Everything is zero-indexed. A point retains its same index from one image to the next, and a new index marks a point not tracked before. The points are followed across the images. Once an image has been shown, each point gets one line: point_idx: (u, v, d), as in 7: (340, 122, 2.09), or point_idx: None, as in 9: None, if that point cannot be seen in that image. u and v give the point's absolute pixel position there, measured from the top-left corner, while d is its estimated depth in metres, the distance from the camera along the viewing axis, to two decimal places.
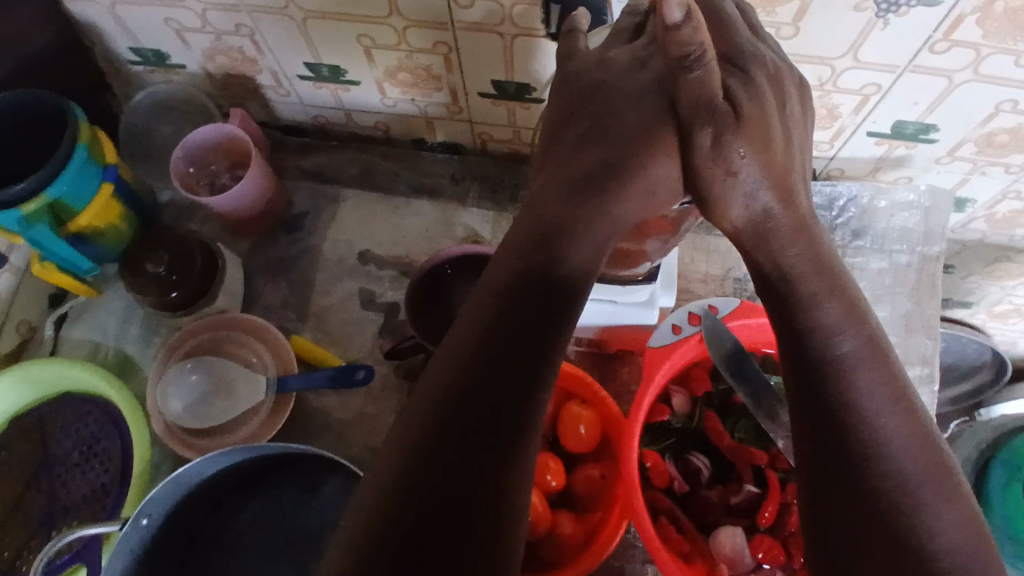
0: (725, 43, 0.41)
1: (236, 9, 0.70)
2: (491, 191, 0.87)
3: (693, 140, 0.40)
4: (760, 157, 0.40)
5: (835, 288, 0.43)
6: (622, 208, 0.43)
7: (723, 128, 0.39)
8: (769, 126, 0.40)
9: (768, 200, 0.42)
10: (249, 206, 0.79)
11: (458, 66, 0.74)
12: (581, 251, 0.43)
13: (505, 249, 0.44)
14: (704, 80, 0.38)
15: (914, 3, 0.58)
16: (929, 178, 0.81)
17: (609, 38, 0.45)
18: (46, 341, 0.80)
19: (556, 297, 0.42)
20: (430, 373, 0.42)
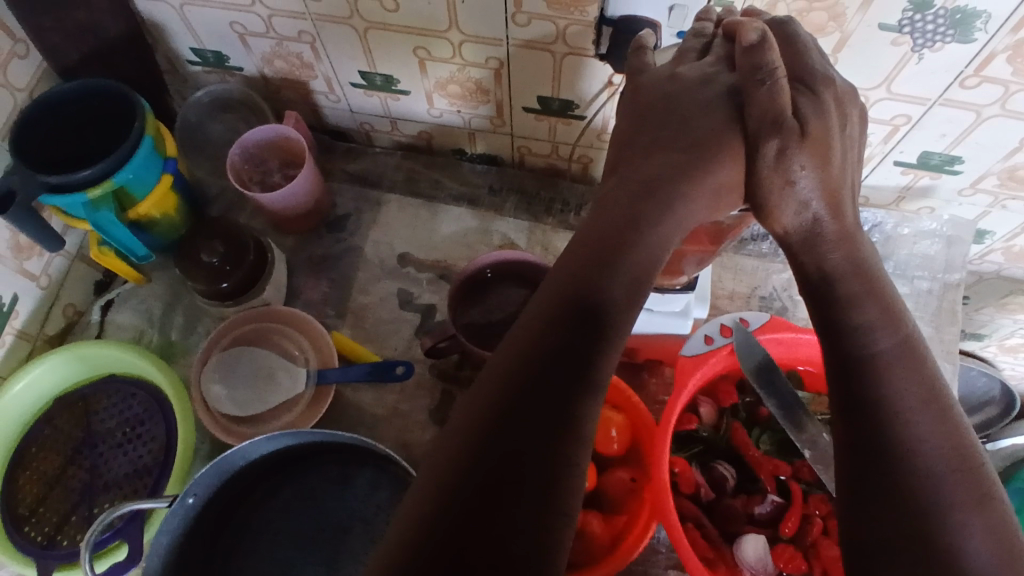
0: (793, 67, 0.45)
1: (302, 15, 0.74)
2: (528, 202, 0.90)
3: (759, 148, 0.44)
4: (817, 169, 0.44)
5: (874, 291, 0.46)
6: (680, 210, 0.46)
7: (787, 143, 0.43)
8: (830, 144, 0.44)
9: (818, 208, 0.45)
10: (298, 204, 0.82)
11: (507, 80, 0.78)
12: (631, 264, 0.45)
13: (560, 263, 0.47)
14: (771, 97, 0.43)
15: (948, 40, 0.62)
16: (951, 210, 0.84)
17: (677, 56, 0.49)
18: (93, 324, 0.83)
19: (601, 317, 0.44)
20: (498, 357, 0.45)
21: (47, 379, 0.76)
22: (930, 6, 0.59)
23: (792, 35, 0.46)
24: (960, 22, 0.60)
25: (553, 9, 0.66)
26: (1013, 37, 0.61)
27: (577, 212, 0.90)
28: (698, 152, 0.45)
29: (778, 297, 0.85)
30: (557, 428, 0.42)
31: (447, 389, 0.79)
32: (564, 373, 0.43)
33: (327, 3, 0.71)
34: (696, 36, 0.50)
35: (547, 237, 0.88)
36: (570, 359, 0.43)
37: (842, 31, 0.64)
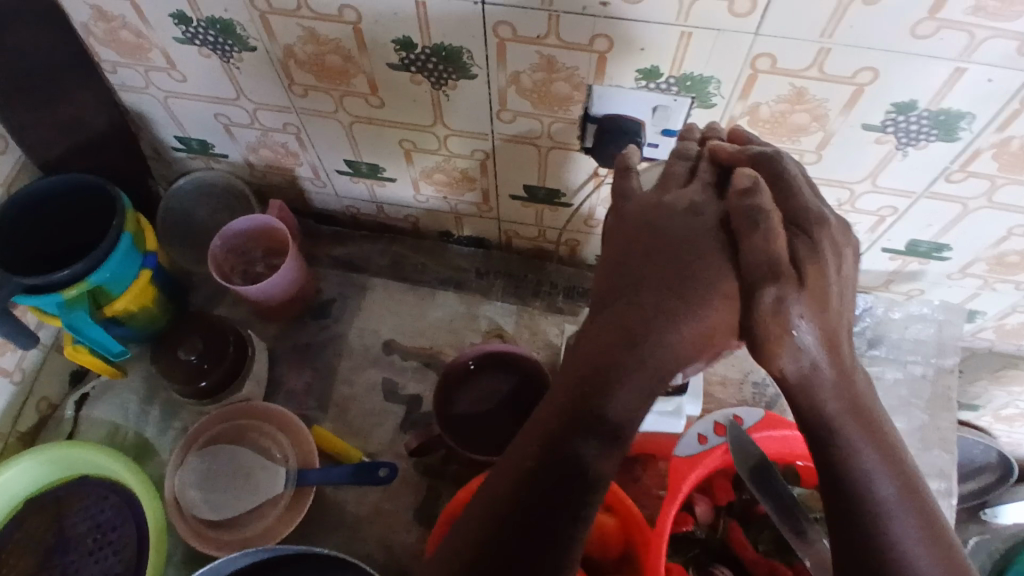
0: (790, 208, 0.43)
1: (287, 109, 0.73)
2: (515, 285, 0.89)
3: (756, 297, 0.42)
4: (816, 316, 0.42)
5: (872, 436, 0.44)
6: (687, 326, 0.44)
7: (785, 291, 0.41)
8: (827, 290, 0.42)
9: (816, 352, 0.42)
10: (280, 295, 0.80)
11: (493, 170, 0.77)
12: (633, 384, 0.44)
13: (570, 362, 0.46)
14: (767, 245, 0.42)
15: (932, 139, 0.63)
16: (941, 293, 0.84)
17: (663, 181, 0.48)
18: (67, 421, 0.81)
19: (607, 428, 0.43)
20: (502, 465, 0.46)
21: (16, 483, 0.73)
22: (913, 107, 0.60)
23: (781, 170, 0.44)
24: (944, 123, 0.60)
25: (538, 108, 0.67)
26: (998, 135, 0.61)
27: (564, 294, 0.89)
28: (686, 289, 0.44)
29: (770, 382, 0.84)
30: (564, 531, 0.43)
31: (433, 485, 0.77)
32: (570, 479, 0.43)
33: (312, 99, 0.71)
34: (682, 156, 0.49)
35: (536, 321, 0.87)
36: (575, 467, 0.43)
37: (826, 131, 0.64)
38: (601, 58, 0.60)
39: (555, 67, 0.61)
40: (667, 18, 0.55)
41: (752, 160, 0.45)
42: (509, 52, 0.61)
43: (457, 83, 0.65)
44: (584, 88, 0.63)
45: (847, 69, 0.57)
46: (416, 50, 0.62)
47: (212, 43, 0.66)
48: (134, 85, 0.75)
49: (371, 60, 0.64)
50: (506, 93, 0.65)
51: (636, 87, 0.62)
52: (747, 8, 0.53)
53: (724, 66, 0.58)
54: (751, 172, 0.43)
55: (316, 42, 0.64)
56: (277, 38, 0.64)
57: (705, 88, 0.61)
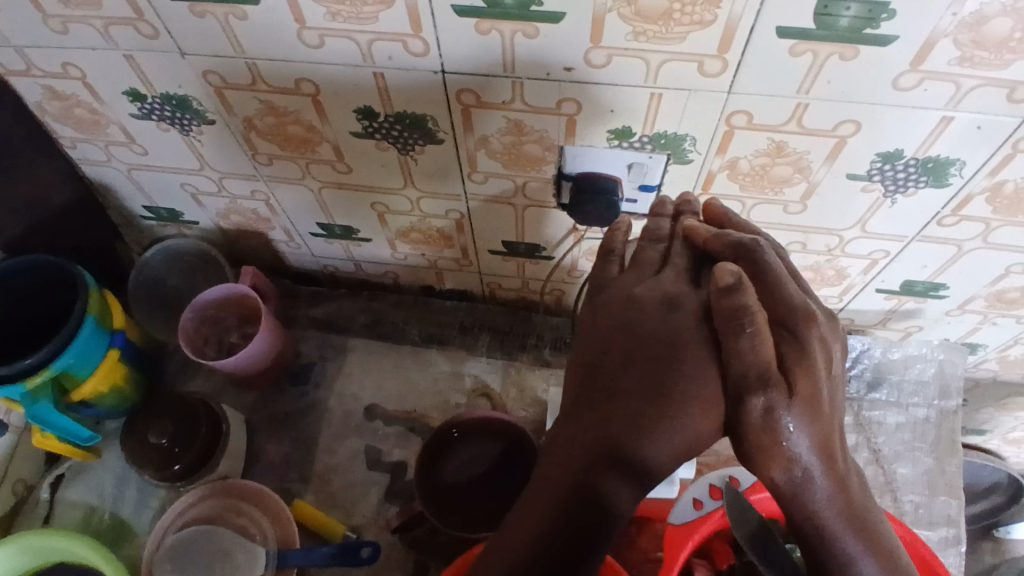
0: (775, 305, 0.41)
1: (254, 177, 0.71)
2: (500, 339, 0.86)
3: (745, 405, 0.40)
4: (809, 424, 0.40)
5: (875, 541, 0.42)
6: (687, 411, 0.41)
7: (773, 402, 0.39)
8: (819, 396, 0.40)
9: (809, 460, 0.40)
10: (257, 365, 0.78)
11: (469, 229, 0.75)
12: (633, 470, 0.41)
13: (598, 402, 0.43)
14: (755, 349, 0.40)
15: (920, 185, 0.60)
16: (940, 329, 0.81)
17: (637, 269, 0.48)
18: (42, 504, 0.78)
19: (641, 475, 0.41)
20: (492, 550, 0.42)
21: None
22: (900, 156, 0.57)
23: (763, 260, 0.42)
24: (934, 170, 0.58)
25: (509, 169, 0.64)
26: (990, 180, 0.58)
27: (551, 346, 0.85)
28: (673, 384, 0.42)
29: None
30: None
31: (421, 559, 0.73)
32: (604, 524, 0.40)
33: (278, 167, 0.69)
34: (654, 238, 0.49)
35: (522, 377, 0.83)
36: (608, 517, 0.40)
37: (809, 182, 0.61)
38: (570, 121, 0.57)
39: (523, 130, 0.59)
40: (635, 80, 0.52)
41: (732, 249, 0.44)
42: (475, 118, 0.58)
43: (424, 148, 0.63)
44: (555, 149, 0.61)
45: (827, 123, 0.55)
46: (378, 118, 0.60)
47: (170, 118, 0.64)
48: (96, 158, 0.73)
49: (333, 128, 0.62)
50: (475, 156, 0.63)
51: (609, 147, 0.60)
52: (719, 69, 0.51)
53: (699, 124, 0.56)
54: (734, 267, 0.41)
55: (275, 114, 0.61)
56: (235, 111, 0.62)
57: (680, 145, 0.58)
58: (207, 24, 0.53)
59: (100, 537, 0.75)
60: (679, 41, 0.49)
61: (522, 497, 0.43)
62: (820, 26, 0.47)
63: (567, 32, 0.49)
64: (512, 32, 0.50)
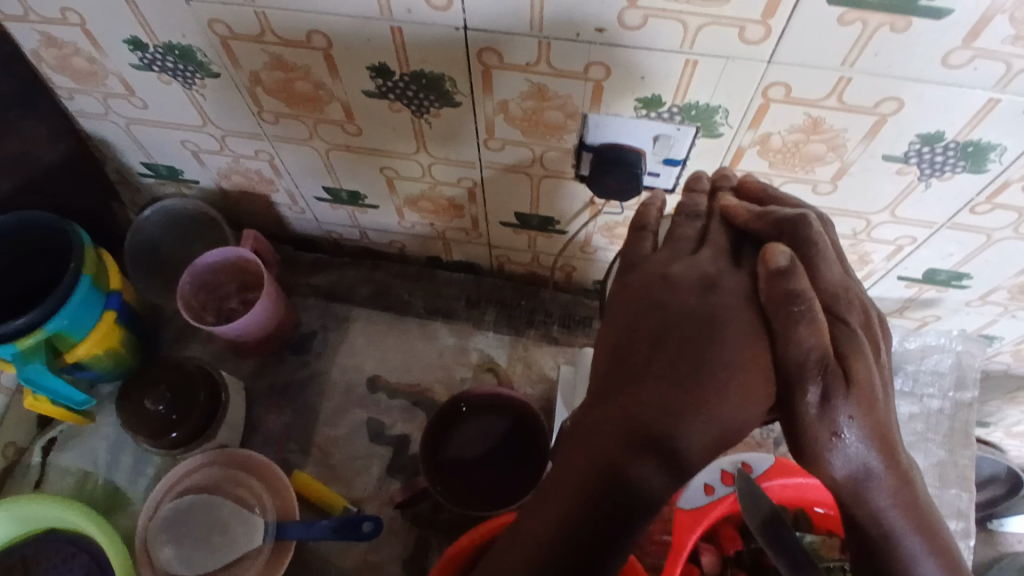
0: (820, 289, 0.40)
1: (258, 136, 0.68)
2: (508, 314, 0.84)
3: (797, 396, 0.39)
4: (865, 415, 0.38)
5: (934, 538, 0.41)
6: (723, 396, 0.39)
7: (831, 388, 0.38)
8: (875, 387, 0.39)
9: (870, 456, 0.39)
10: (257, 332, 0.75)
11: (482, 199, 0.72)
12: (667, 453, 0.38)
13: (627, 386, 0.41)
14: (812, 335, 0.38)
15: (958, 170, 0.57)
16: (957, 320, 0.79)
17: (672, 247, 0.46)
18: (33, 468, 0.76)
19: (676, 462, 0.38)
20: (516, 533, 0.40)
21: None
22: (940, 139, 0.54)
23: (808, 238, 0.41)
24: (973, 154, 0.55)
25: (528, 137, 0.61)
26: None
27: (559, 323, 0.83)
28: (709, 367, 0.40)
29: None
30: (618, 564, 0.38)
31: (423, 535, 0.72)
32: (635, 508, 0.38)
33: (284, 126, 0.65)
34: (691, 215, 0.47)
35: (529, 354, 0.81)
36: (639, 500, 0.38)
37: (842, 161, 0.58)
38: (597, 87, 0.54)
39: (546, 95, 0.56)
40: (670, 45, 0.49)
41: (776, 227, 0.42)
42: (496, 80, 0.55)
43: (440, 111, 0.60)
44: (578, 117, 0.58)
45: (869, 99, 0.52)
46: (392, 77, 0.57)
47: (172, 70, 0.61)
48: (93, 111, 0.70)
49: (345, 87, 0.59)
50: (493, 122, 0.60)
51: (636, 117, 0.57)
52: (760, 35, 0.47)
53: (733, 95, 0.53)
54: (785, 249, 0.40)
55: (283, 69, 0.58)
56: (241, 65, 0.59)
57: (710, 118, 0.56)
58: None
59: (94, 504, 0.73)
60: (721, 4, 0.45)
61: (547, 479, 0.42)
62: None
63: None
64: None
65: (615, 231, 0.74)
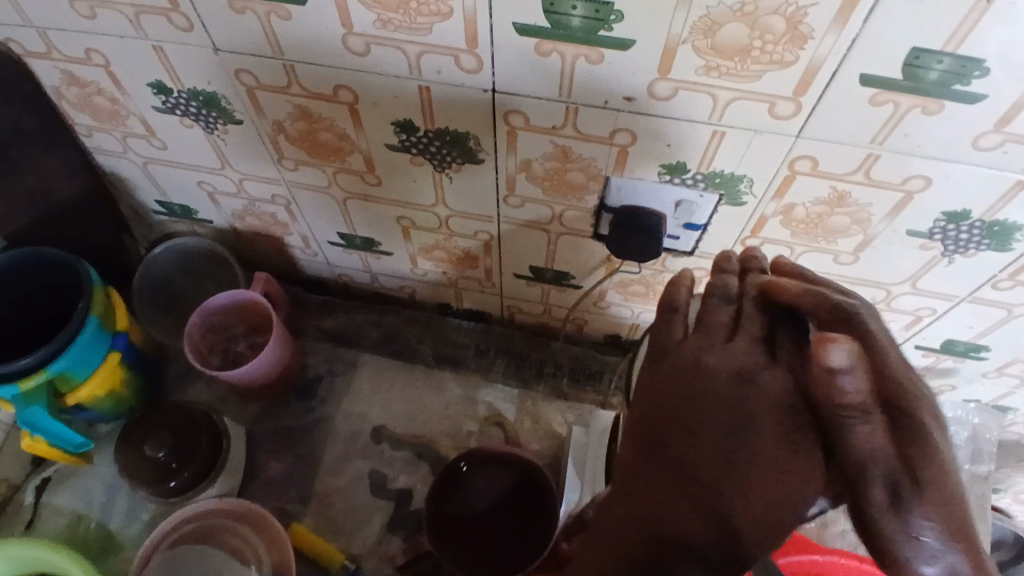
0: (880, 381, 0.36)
1: (277, 180, 0.67)
2: (517, 366, 0.82)
3: (863, 497, 0.34)
4: (948, 524, 0.33)
5: None
6: (764, 478, 0.38)
7: (900, 488, 0.33)
8: (955, 493, 0.34)
9: (959, 573, 0.33)
10: (263, 377, 0.74)
11: (497, 251, 0.72)
12: (709, 531, 0.38)
13: (666, 477, 0.40)
14: (871, 433, 0.34)
15: (982, 248, 0.57)
16: (972, 389, 0.78)
17: (702, 333, 0.43)
18: (26, 508, 0.74)
19: (732, 560, 0.37)
20: None
21: None
22: (966, 217, 0.54)
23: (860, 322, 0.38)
24: (998, 234, 0.55)
25: (548, 196, 0.61)
26: None
27: (570, 377, 0.82)
28: (760, 464, 0.37)
29: None
30: None
31: None
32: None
33: (303, 173, 0.65)
34: (724, 297, 0.44)
35: (538, 408, 0.79)
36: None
37: (866, 234, 0.58)
38: (621, 152, 0.54)
39: (570, 157, 0.56)
40: (699, 116, 0.49)
41: (823, 308, 0.39)
42: (521, 140, 0.55)
43: (461, 167, 0.60)
44: (601, 178, 0.58)
45: (897, 176, 0.51)
46: (416, 132, 0.57)
47: (194, 114, 0.61)
48: (112, 149, 0.69)
49: (367, 139, 0.59)
50: (515, 179, 0.60)
51: (659, 182, 0.57)
52: (791, 111, 0.47)
53: (759, 166, 0.53)
54: (846, 344, 0.34)
55: (307, 120, 0.58)
56: (265, 114, 0.59)
57: (735, 186, 0.55)
58: (249, 24, 0.50)
59: (87, 547, 0.72)
60: (753, 79, 0.45)
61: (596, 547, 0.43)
62: (908, 78, 0.44)
63: (633, 60, 0.46)
64: (575, 55, 0.46)
65: (631, 288, 0.73)
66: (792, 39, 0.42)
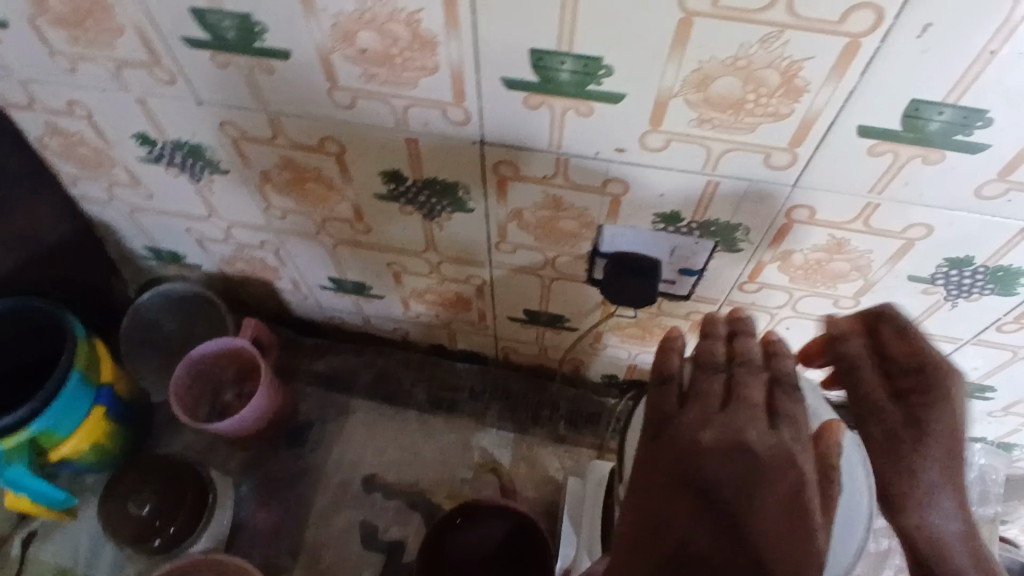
0: (916, 359, 0.45)
1: (264, 227, 0.66)
2: (513, 408, 0.80)
3: (870, 434, 0.46)
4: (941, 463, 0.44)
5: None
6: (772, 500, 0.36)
7: (903, 430, 0.45)
8: (955, 441, 0.44)
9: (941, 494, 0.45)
10: (252, 427, 0.72)
11: (490, 295, 0.70)
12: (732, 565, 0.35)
13: (667, 521, 0.37)
14: (866, 386, 0.46)
15: (986, 292, 0.56)
16: (977, 428, 0.76)
17: (699, 402, 0.41)
18: (10, 563, 0.71)
19: None
20: None
21: None
22: (969, 263, 0.53)
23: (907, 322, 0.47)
24: (1003, 278, 0.54)
25: (541, 243, 0.60)
26: None
27: (567, 420, 0.80)
28: (807, 510, 0.37)
29: None
30: None
31: None
32: None
33: (291, 220, 0.64)
34: (709, 360, 0.43)
35: (534, 453, 0.78)
36: None
37: (866, 279, 0.57)
38: (614, 201, 0.53)
39: (562, 205, 0.55)
40: (693, 166, 0.48)
41: (866, 318, 0.48)
42: (511, 190, 0.54)
43: (451, 216, 0.58)
44: (594, 226, 0.56)
45: (896, 224, 0.50)
46: (405, 182, 0.55)
47: (180, 164, 0.60)
48: (98, 197, 0.68)
49: (355, 189, 0.57)
50: (507, 227, 0.58)
51: (653, 230, 0.55)
52: (787, 161, 0.46)
53: (755, 214, 0.51)
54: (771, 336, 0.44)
55: (294, 170, 0.57)
56: (251, 164, 0.57)
57: (731, 234, 0.54)
58: (233, 77, 0.49)
59: None
60: (747, 131, 0.44)
61: None
62: (907, 129, 0.42)
63: (624, 113, 0.45)
64: (564, 108, 0.45)
65: (627, 329, 0.72)
66: (787, 92, 0.41)
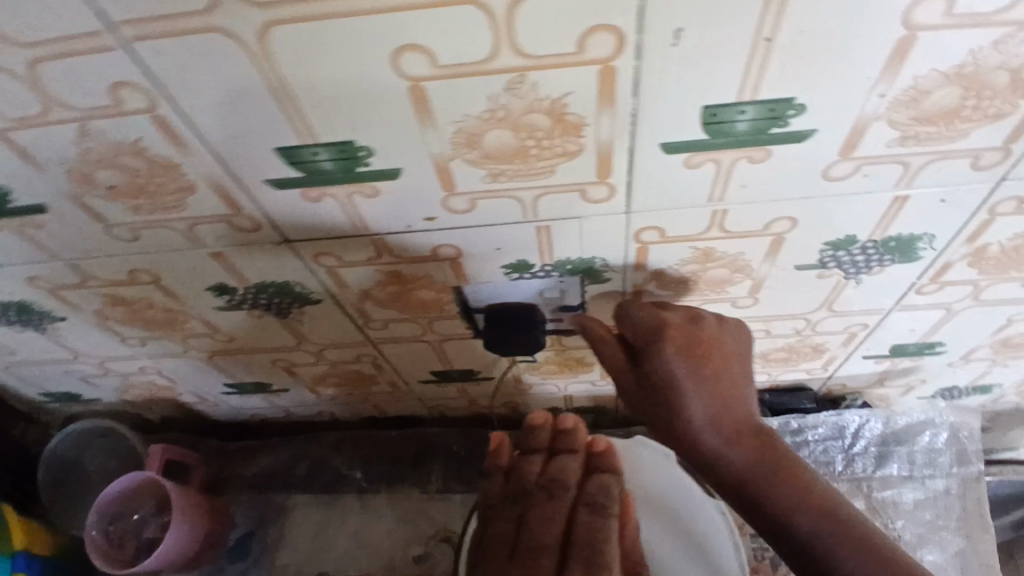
0: (635, 324, 0.49)
1: (134, 356, 0.63)
2: (456, 468, 0.76)
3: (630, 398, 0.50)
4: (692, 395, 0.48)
5: (786, 482, 0.46)
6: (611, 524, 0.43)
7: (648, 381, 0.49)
8: (696, 368, 0.48)
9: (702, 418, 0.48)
10: (180, 558, 0.68)
11: (390, 366, 0.66)
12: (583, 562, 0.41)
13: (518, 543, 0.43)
14: (613, 358, 0.50)
15: (887, 263, 0.50)
16: (943, 379, 0.71)
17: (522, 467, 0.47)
18: None
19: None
20: None
21: None
22: (854, 241, 0.47)
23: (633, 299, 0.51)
24: (898, 248, 0.48)
25: (408, 313, 0.55)
26: (970, 246, 0.48)
27: None
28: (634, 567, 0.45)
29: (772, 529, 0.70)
30: None
31: None
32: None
33: (154, 345, 0.60)
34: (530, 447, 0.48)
35: None
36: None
37: (755, 277, 0.51)
38: (455, 263, 0.48)
39: (406, 278, 0.50)
40: (513, 217, 0.43)
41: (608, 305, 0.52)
42: (346, 275, 0.50)
43: (304, 309, 0.54)
44: (450, 289, 0.52)
45: (756, 223, 0.45)
46: (237, 291, 0.51)
47: (18, 320, 0.56)
48: None
49: (194, 306, 0.53)
50: (365, 308, 0.54)
51: (510, 280, 0.51)
52: (607, 193, 0.41)
53: (605, 245, 0.46)
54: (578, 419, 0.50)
55: (124, 303, 0.53)
56: (82, 306, 0.54)
57: (591, 267, 0.49)
58: (9, 239, 0.45)
59: None
60: (548, 174, 0.39)
61: None
62: (714, 135, 0.37)
63: (412, 185, 0.40)
64: (349, 194, 0.40)
65: (543, 367, 0.67)
66: (566, 130, 0.36)
